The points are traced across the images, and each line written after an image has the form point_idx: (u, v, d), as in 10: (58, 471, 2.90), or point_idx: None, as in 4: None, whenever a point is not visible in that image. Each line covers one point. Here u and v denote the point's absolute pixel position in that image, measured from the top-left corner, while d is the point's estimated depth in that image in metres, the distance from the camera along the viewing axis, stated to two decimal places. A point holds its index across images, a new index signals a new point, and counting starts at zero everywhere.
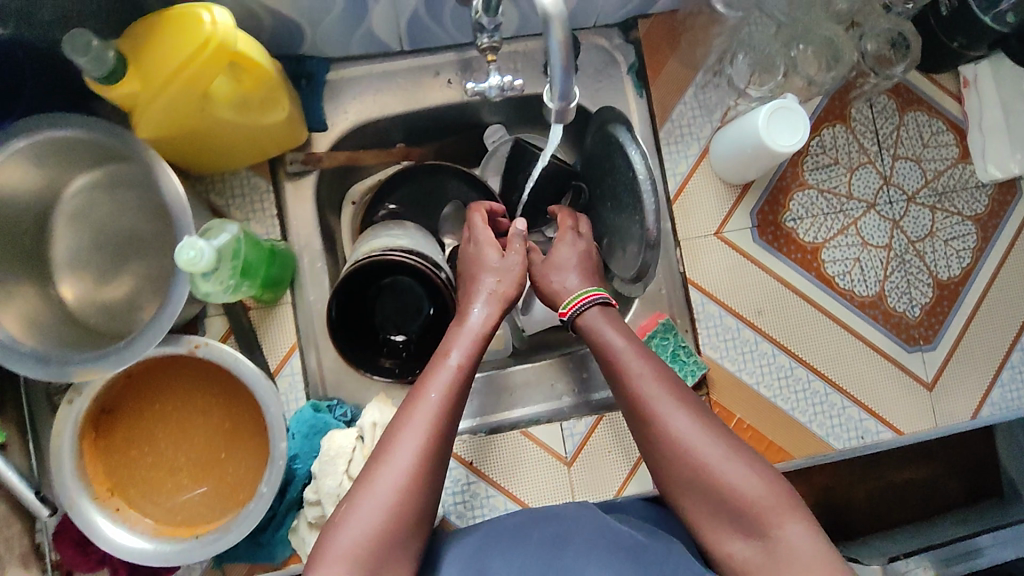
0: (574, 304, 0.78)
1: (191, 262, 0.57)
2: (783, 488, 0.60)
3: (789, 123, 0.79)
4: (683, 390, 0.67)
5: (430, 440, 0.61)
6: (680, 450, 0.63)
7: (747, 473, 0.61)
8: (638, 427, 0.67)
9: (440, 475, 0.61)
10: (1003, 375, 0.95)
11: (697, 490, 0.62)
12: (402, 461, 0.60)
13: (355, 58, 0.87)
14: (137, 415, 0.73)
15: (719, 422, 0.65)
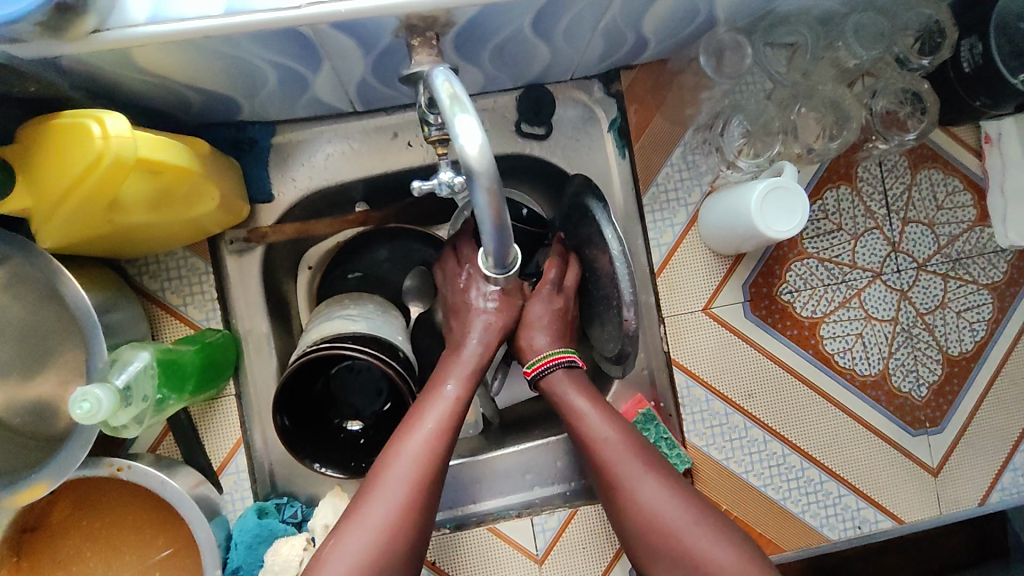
0: (539, 365, 0.71)
1: (87, 415, 0.50)
2: (752, 553, 0.58)
3: (785, 206, 0.70)
4: (648, 452, 0.66)
5: (416, 480, 0.59)
6: (649, 515, 0.61)
7: (717, 540, 0.59)
8: (607, 494, 0.65)
9: (425, 520, 0.59)
10: (1016, 459, 0.87)
11: (668, 557, 0.60)
12: (388, 499, 0.58)
13: (305, 120, 0.78)
14: (62, 532, 0.67)
15: (689, 491, 0.63)
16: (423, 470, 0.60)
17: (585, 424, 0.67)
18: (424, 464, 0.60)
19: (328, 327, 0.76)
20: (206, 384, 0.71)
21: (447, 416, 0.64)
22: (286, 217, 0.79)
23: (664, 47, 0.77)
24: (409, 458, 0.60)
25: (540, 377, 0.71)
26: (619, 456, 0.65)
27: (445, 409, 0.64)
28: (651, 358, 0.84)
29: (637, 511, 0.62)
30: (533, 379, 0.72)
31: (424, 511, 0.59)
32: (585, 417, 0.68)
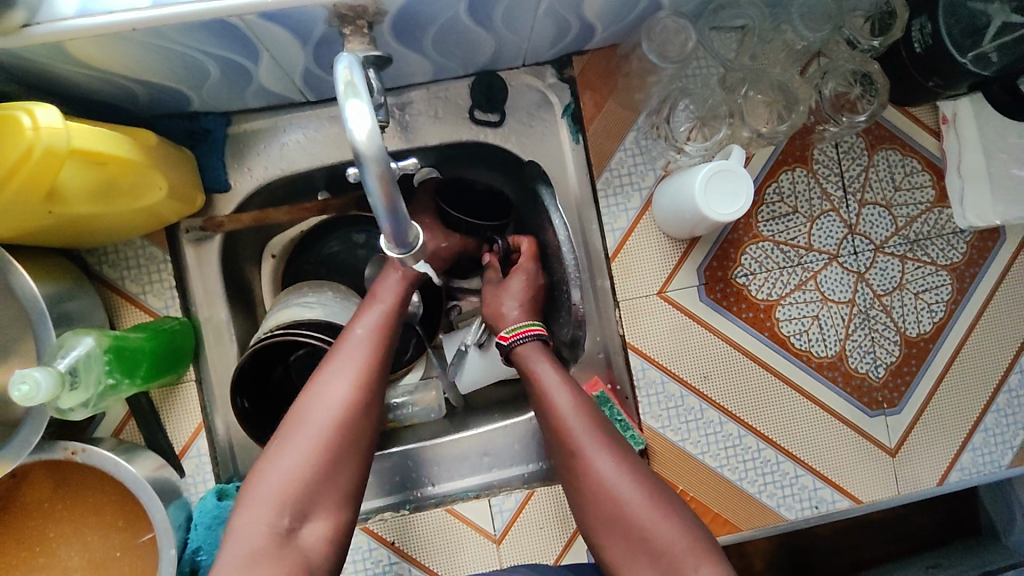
0: (515, 333, 0.74)
1: (27, 396, 0.52)
2: (700, 534, 0.58)
3: (731, 188, 0.71)
4: (608, 428, 0.66)
5: (357, 384, 0.62)
6: (602, 488, 0.61)
7: (667, 519, 0.58)
8: (564, 462, 0.65)
9: (366, 422, 0.61)
10: (975, 439, 0.87)
11: (616, 528, 0.59)
12: (331, 400, 0.60)
13: (260, 110, 0.80)
14: (26, 513, 0.70)
15: (645, 471, 0.62)
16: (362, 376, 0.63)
17: (550, 394, 0.68)
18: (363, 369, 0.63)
19: (285, 315, 0.78)
20: (165, 372, 0.73)
21: (378, 330, 0.67)
22: (243, 206, 0.81)
23: (612, 31, 0.77)
24: (346, 366, 0.63)
25: (515, 347, 0.74)
26: (578, 427, 0.65)
27: (378, 325, 0.68)
28: (607, 340, 0.86)
29: (592, 485, 0.62)
30: (507, 346, 0.74)
31: (365, 413, 0.61)
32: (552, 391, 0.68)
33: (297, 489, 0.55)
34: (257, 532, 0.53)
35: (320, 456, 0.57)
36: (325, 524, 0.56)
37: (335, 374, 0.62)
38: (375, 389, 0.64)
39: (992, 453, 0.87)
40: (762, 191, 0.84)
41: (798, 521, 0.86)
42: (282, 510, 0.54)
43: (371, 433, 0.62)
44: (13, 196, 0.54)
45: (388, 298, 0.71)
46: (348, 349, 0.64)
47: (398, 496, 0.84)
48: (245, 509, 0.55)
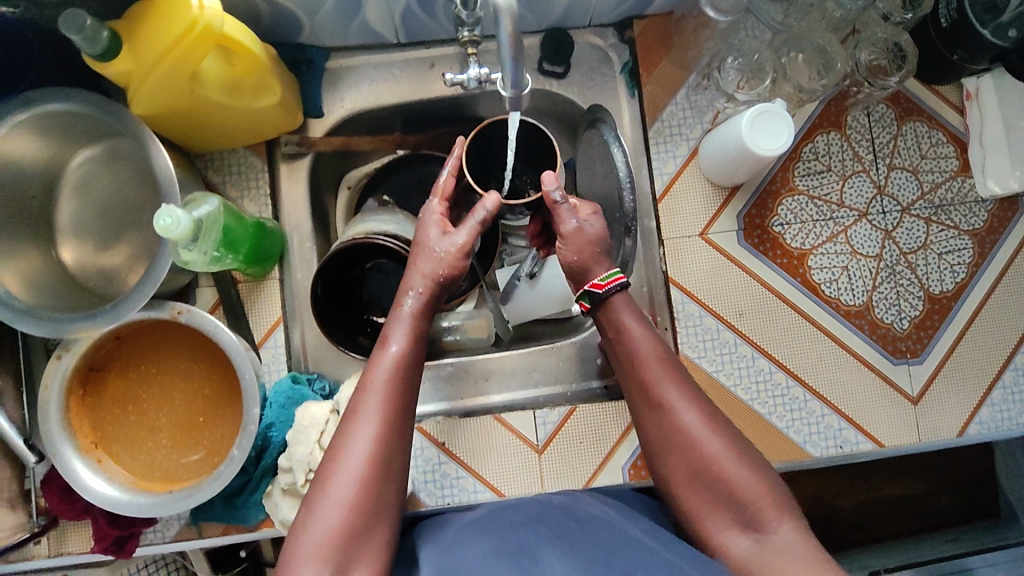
0: (611, 281, 0.72)
1: (168, 229, 0.62)
2: (777, 487, 0.62)
3: (773, 127, 0.80)
4: (689, 380, 0.68)
5: (381, 442, 0.58)
6: (688, 439, 0.64)
7: (749, 470, 0.62)
8: (646, 411, 0.68)
9: (392, 479, 0.59)
10: (994, 395, 0.91)
11: (706, 482, 0.63)
12: (352, 467, 0.57)
13: (356, 49, 0.90)
14: (125, 373, 0.78)
15: (727, 421, 0.66)
16: (384, 431, 0.59)
17: (637, 350, 0.69)
18: (384, 424, 0.59)
19: (362, 228, 0.87)
20: (260, 261, 0.82)
21: (396, 370, 0.63)
22: (333, 132, 0.91)
23: None
24: (369, 417, 0.59)
25: (611, 295, 0.72)
26: (662, 379, 0.67)
27: (397, 362, 0.63)
28: (652, 278, 0.95)
29: (677, 435, 0.65)
30: (606, 292, 0.72)
31: (389, 471, 0.58)
32: (638, 341, 0.70)
33: (334, 547, 0.54)
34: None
35: (349, 521, 0.55)
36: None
37: (357, 431, 0.59)
38: (400, 441, 0.60)
39: (1012, 410, 0.91)
40: (799, 148, 0.92)
41: (823, 459, 0.90)
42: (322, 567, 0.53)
43: (399, 486, 0.60)
44: (167, 68, 0.65)
45: (403, 333, 0.66)
46: (368, 400, 0.60)
47: (440, 407, 0.91)
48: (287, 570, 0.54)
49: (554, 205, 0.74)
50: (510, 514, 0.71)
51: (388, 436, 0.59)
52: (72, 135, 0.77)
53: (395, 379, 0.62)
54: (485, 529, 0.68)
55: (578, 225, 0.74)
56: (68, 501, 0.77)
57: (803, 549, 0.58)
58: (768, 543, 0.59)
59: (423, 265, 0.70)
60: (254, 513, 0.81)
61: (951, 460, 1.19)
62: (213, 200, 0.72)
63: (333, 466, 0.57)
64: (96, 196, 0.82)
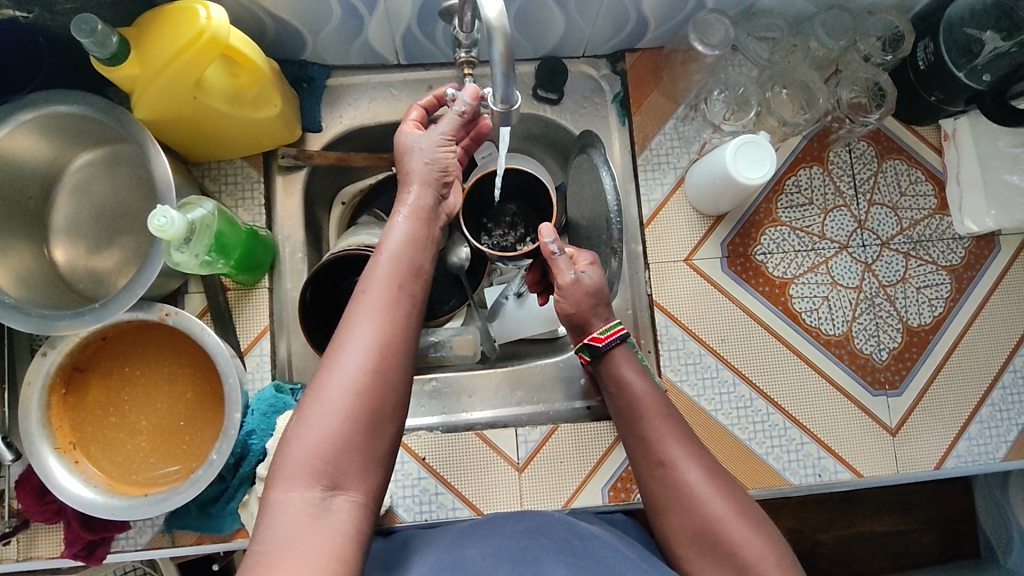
0: (611, 334, 0.75)
1: (161, 229, 0.63)
2: (783, 552, 0.62)
3: (756, 158, 0.83)
4: (693, 439, 0.69)
5: (377, 349, 0.58)
6: (691, 499, 0.65)
7: (753, 532, 0.62)
8: (646, 466, 0.69)
9: (392, 384, 0.58)
10: (971, 429, 0.93)
11: (709, 546, 0.63)
12: (347, 375, 0.57)
13: (357, 68, 0.93)
14: (109, 374, 0.78)
15: (729, 482, 0.66)
16: (380, 336, 0.59)
17: (642, 401, 0.71)
18: (381, 328, 0.59)
19: (354, 240, 0.88)
20: (250, 269, 0.83)
21: (393, 276, 0.63)
22: (330, 147, 0.93)
23: (662, 30, 0.91)
24: (367, 322, 0.60)
25: (611, 348, 0.75)
26: (666, 436, 0.69)
27: (393, 267, 0.64)
28: (636, 299, 0.96)
29: (681, 491, 0.65)
30: (605, 346, 0.75)
31: (387, 376, 0.58)
32: (638, 394, 0.72)
33: (325, 458, 0.55)
34: (293, 507, 0.53)
35: (344, 429, 0.56)
36: (357, 492, 0.56)
37: (351, 339, 0.59)
38: (399, 347, 0.60)
39: (988, 445, 0.92)
40: (782, 181, 0.95)
41: (801, 487, 0.91)
42: (314, 480, 0.54)
43: (400, 391, 0.59)
44: (172, 74, 0.68)
45: (400, 239, 0.66)
46: (362, 309, 0.60)
47: (441, 420, 0.92)
48: (279, 481, 0.54)
49: (553, 257, 0.77)
50: (509, 522, 0.71)
51: (384, 342, 0.59)
52: (76, 137, 0.78)
53: (392, 287, 0.62)
54: (491, 531, 0.69)
55: (576, 276, 0.77)
56: (42, 502, 0.76)
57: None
58: None
59: (417, 169, 0.71)
60: (229, 523, 0.80)
61: (933, 497, 1.19)
62: (207, 203, 0.73)
63: (327, 374, 0.57)
64: (92, 199, 0.84)
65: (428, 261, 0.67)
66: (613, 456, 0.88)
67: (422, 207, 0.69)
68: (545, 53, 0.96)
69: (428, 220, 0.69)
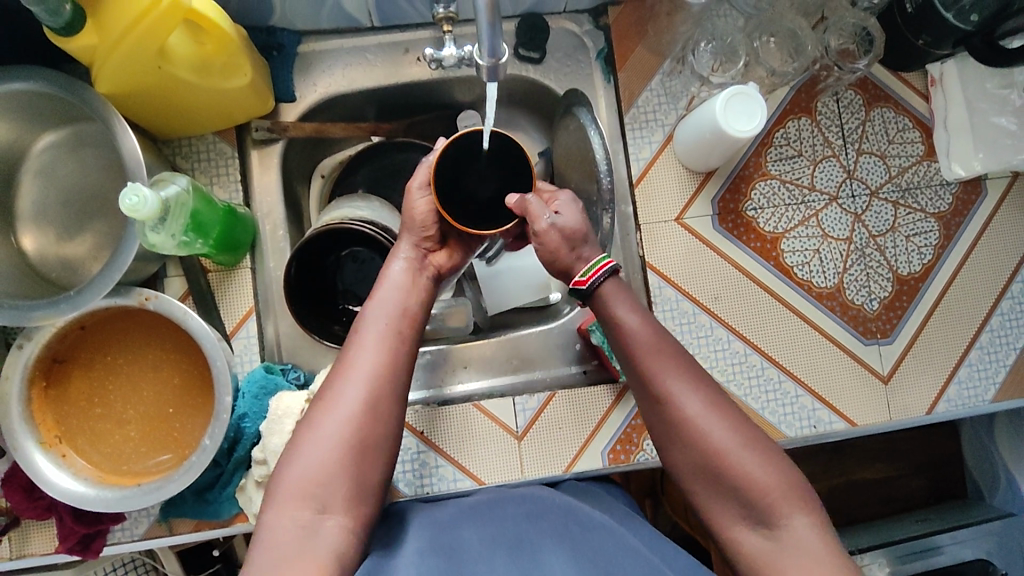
0: (593, 273, 0.72)
1: (133, 209, 0.59)
2: (794, 481, 0.62)
3: (746, 109, 0.81)
4: (695, 370, 0.68)
5: (369, 392, 0.64)
6: (695, 432, 0.64)
7: (760, 463, 0.62)
8: (650, 407, 0.68)
9: (380, 429, 0.64)
10: (960, 372, 0.94)
11: (717, 481, 0.63)
12: (342, 411, 0.63)
13: (328, 33, 0.89)
14: (89, 364, 0.75)
15: (734, 412, 0.66)
16: (370, 383, 0.65)
17: (636, 338, 0.69)
18: (375, 372, 0.65)
19: (337, 214, 0.85)
20: (230, 248, 0.80)
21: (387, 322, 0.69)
22: (305, 118, 0.90)
23: None
24: (361, 366, 0.65)
25: (595, 289, 0.72)
26: (665, 370, 0.67)
27: (387, 314, 0.70)
28: (627, 261, 0.94)
29: (683, 426, 0.65)
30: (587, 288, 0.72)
31: (379, 417, 0.64)
32: (634, 331, 0.69)
33: (318, 486, 0.60)
34: (286, 528, 0.58)
35: (336, 462, 0.61)
36: (345, 517, 0.60)
37: (346, 381, 0.65)
38: (390, 388, 0.66)
39: (977, 387, 0.94)
40: (771, 133, 0.93)
41: (797, 440, 0.91)
42: (305, 504, 0.59)
43: (391, 428, 0.65)
44: (133, 42, 0.63)
45: (394, 288, 0.72)
46: (359, 353, 0.66)
47: (436, 393, 0.91)
48: (273, 505, 0.60)
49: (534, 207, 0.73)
50: (511, 505, 0.72)
51: (378, 380, 0.65)
52: (33, 117, 0.74)
53: (387, 331, 0.68)
54: (490, 517, 0.69)
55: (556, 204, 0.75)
56: (32, 498, 0.74)
57: (820, 553, 0.58)
58: (781, 538, 0.60)
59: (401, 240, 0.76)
60: (227, 508, 0.79)
61: (923, 442, 1.22)
62: (180, 180, 0.70)
63: (321, 412, 0.63)
64: (57, 183, 0.80)
65: (423, 308, 0.73)
66: (612, 418, 0.88)
67: (412, 260, 0.75)
68: (525, 9, 0.92)
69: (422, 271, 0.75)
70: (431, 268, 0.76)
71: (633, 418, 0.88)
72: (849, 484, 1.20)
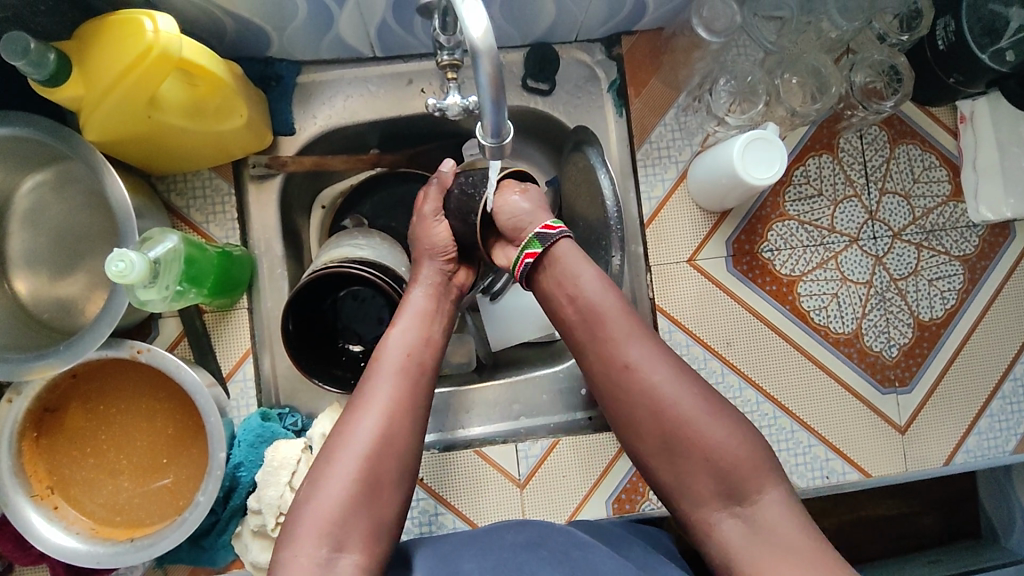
0: (545, 232, 0.67)
1: (121, 274, 0.57)
2: (760, 452, 0.60)
3: (766, 156, 0.77)
4: (653, 336, 0.64)
5: (388, 423, 0.62)
6: (658, 400, 0.61)
7: (725, 431, 0.60)
8: (604, 375, 0.64)
9: (400, 460, 0.61)
10: (981, 423, 0.90)
11: (684, 453, 0.60)
12: (358, 444, 0.60)
13: (329, 62, 0.86)
14: (82, 412, 0.74)
15: (697, 378, 0.63)
16: (391, 409, 0.62)
17: (597, 301, 0.64)
18: (396, 399, 0.63)
19: (337, 253, 0.83)
20: (227, 291, 0.78)
21: (407, 349, 0.67)
22: (304, 151, 0.87)
23: (661, 12, 0.84)
24: (381, 394, 0.63)
25: (553, 246, 0.67)
26: (625, 338, 0.63)
27: (404, 343, 0.67)
28: (637, 300, 0.90)
29: (646, 393, 0.61)
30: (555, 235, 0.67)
31: (399, 449, 0.61)
32: (594, 293, 0.65)
33: (334, 523, 0.57)
34: (301, 566, 0.55)
35: (351, 496, 0.58)
36: (361, 554, 0.57)
37: (367, 409, 0.62)
38: (409, 418, 0.63)
39: (998, 438, 0.90)
40: (790, 172, 0.89)
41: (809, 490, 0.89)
42: (320, 541, 0.56)
43: (411, 460, 0.62)
44: (121, 94, 0.61)
45: (413, 315, 0.70)
46: (377, 384, 0.64)
47: (437, 437, 0.88)
48: (289, 542, 0.57)
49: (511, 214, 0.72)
50: (508, 533, 0.68)
51: (397, 411, 0.63)
52: (20, 159, 0.72)
53: (405, 361, 0.66)
54: (484, 548, 0.65)
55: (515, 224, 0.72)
56: (23, 547, 0.72)
57: (800, 540, 0.56)
58: (753, 516, 0.58)
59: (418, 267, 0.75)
60: (223, 554, 0.77)
61: (937, 480, 1.18)
62: (172, 237, 0.67)
63: (341, 439, 0.61)
64: (47, 223, 0.77)
65: (441, 333, 0.71)
66: (618, 467, 0.85)
67: (435, 284, 0.73)
68: (534, 39, 0.88)
69: (442, 296, 0.73)
70: (455, 290, 0.75)
71: None
72: (859, 520, 1.17)
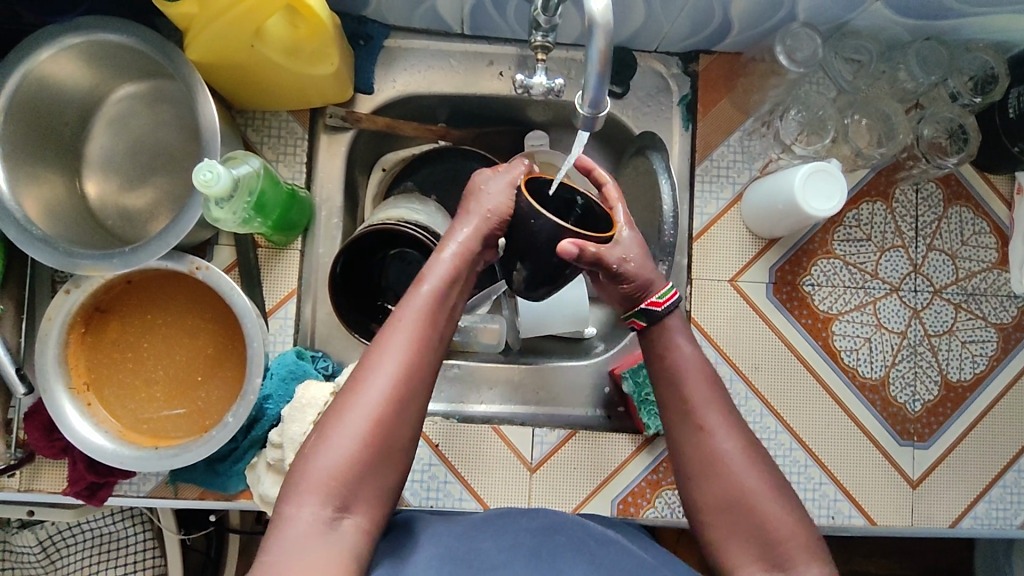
0: (670, 298, 0.69)
1: (206, 183, 0.62)
2: (811, 530, 0.60)
3: (827, 189, 0.80)
4: (733, 407, 0.65)
5: (400, 383, 0.58)
6: (725, 468, 0.62)
7: (784, 512, 0.60)
8: (679, 430, 0.65)
9: (406, 428, 0.59)
10: (992, 492, 0.90)
11: (743, 520, 0.60)
12: (371, 403, 0.57)
13: (418, 32, 0.89)
14: (131, 316, 0.76)
15: (765, 454, 0.63)
16: (405, 373, 0.59)
17: (685, 364, 0.66)
18: (408, 363, 0.59)
19: (394, 213, 0.84)
20: (287, 229, 0.80)
21: (426, 314, 0.61)
22: (378, 112, 0.89)
23: (744, 37, 0.87)
24: (395, 354, 0.59)
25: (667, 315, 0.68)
26: (707, 402, 0.64)
27: (431, 301, 0.62)
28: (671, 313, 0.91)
29: (716, 458, 0.62)
30: (662, 311, 0.68)
31: (405, 415, 0.58)
32: (684, 356, 0.67)
33: (341, 484, 0.55)
34: (303, 523, 0.53)
35: (360, 458, 0.56)
36: (364, 518, 0.56)
37: (382, 364, 0.58)
38: (420, 383, 0.60)
39: (1007, 510, 0.90)
40: (843, 212, 0.91)
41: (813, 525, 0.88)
42: (326, 500, 0.54)
43: (414, 427, 0.60)
44: (232, 19, 0.64)
45: (443, 278, 0.64)
46: (395, 340, 0.59)
47: (457, 408, 0.91)
48: (291, 495, 0.55)
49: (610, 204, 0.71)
50: (522, 517, 0.66)
51: (410, 375, 0.59)
52: (120, 67, 0.75)
53: (427, 319, 0.61)
54: (500, 527, 0.64)
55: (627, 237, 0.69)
56: (50, 438, 0.75)
57: None
58: None
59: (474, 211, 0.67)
60: (234, 483, 0.78)
61: (933, 547, 1.18)
62: (253, 161, 0.71)
63: (351, 396, 0.57)
64: (129, 135, 0.81)
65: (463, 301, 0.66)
66: (629, 468, 0.86)
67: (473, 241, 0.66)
68: (617, 42, 0.91)
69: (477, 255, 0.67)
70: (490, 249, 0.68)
71: (650, 473, 0.86)
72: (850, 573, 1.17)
